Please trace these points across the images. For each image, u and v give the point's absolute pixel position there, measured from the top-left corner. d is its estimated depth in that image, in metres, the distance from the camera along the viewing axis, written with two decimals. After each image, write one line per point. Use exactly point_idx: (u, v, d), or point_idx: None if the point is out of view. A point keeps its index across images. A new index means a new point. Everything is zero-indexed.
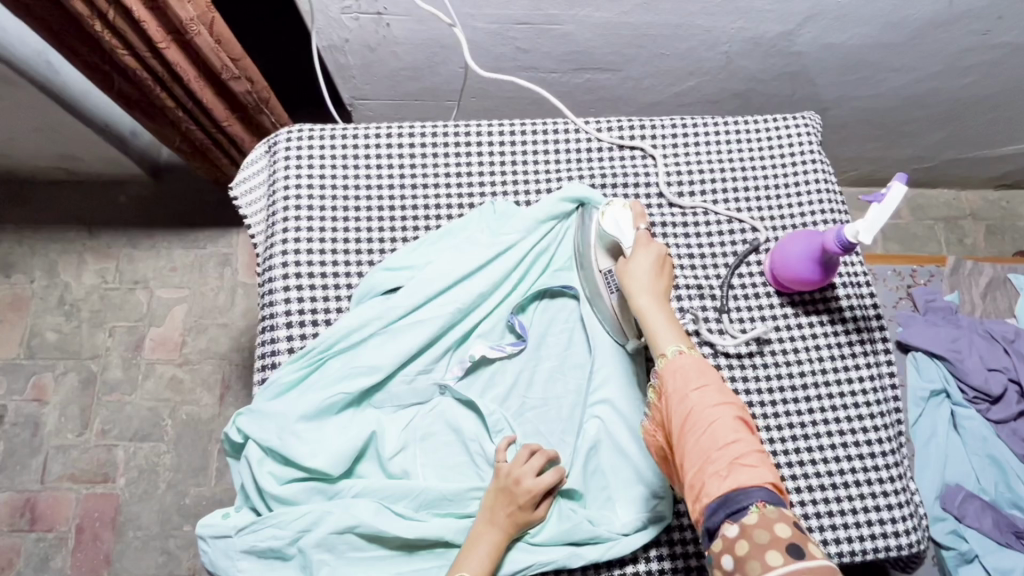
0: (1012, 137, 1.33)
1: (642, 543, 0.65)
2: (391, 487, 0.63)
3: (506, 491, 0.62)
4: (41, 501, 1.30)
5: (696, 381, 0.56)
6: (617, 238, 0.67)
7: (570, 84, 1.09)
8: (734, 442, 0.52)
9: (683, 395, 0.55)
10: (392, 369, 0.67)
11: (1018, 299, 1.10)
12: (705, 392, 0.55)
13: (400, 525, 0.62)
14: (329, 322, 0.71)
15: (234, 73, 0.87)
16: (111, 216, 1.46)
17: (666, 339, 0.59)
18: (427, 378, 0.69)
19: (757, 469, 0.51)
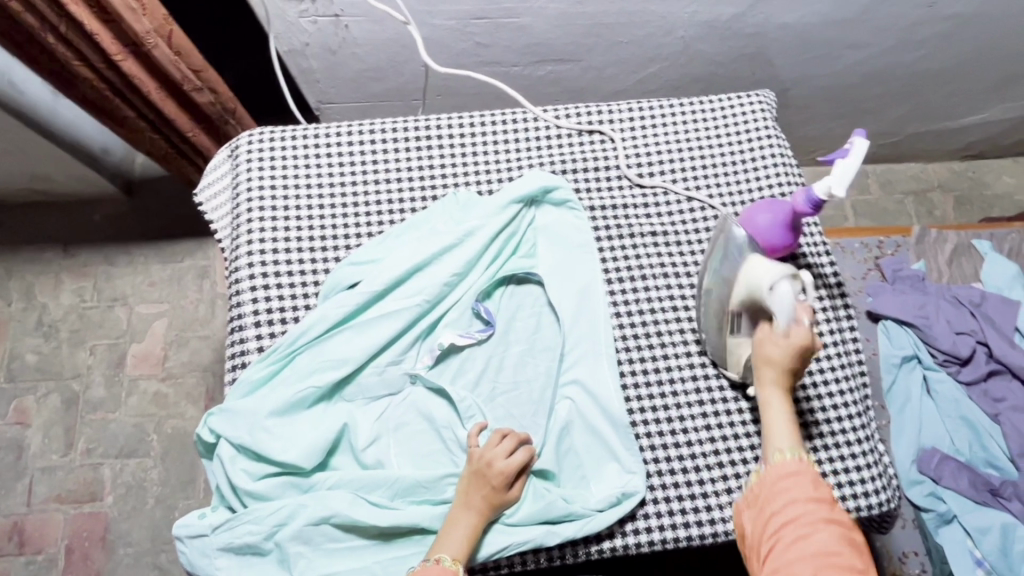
0: (972, 108, 1.35)
1: (617, 518, 0.66)
2: (366, 478, 0.64)
3: (484, 474, 0.62)
4: (29, 524, 1.30)
5: (799, 482, 0.56)
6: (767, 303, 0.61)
7: (534, 77, 1.10)
8: (835, 552, 0.50)
9: (783, 492, 0.56)
10: (362, 360, 0.68)
11: (983, 263, 1.13)
12: (799, 486, 0.56)
13: (376, 514, 0.62)
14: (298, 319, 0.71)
15: (197, 85, 0.88)
16: (86, 235, 1.46)
17: (781, 444, 0.59)
18: (397, 368, 0.70)
19: None
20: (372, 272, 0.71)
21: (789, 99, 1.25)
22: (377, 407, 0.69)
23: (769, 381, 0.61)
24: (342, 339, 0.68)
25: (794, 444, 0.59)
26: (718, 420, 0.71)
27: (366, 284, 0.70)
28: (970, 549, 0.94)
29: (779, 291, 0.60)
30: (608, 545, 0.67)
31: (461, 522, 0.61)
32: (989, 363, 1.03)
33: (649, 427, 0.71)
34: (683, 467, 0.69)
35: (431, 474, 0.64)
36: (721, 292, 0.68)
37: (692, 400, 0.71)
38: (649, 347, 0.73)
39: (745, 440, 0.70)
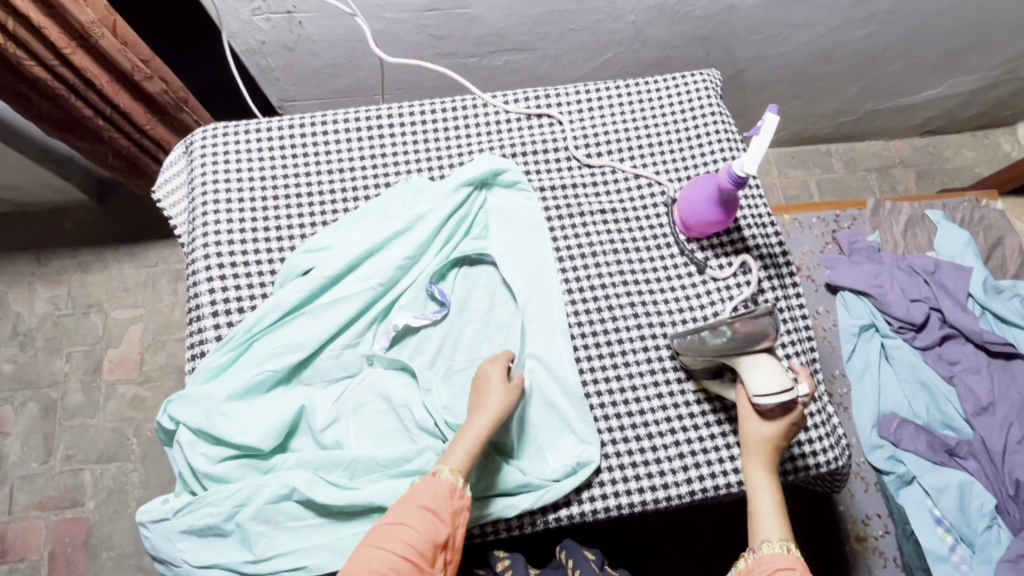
0: (925, 83, 1.38)
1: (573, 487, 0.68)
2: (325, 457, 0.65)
3: (496, 386, 0.65)
4: (11, 532, 1.30)
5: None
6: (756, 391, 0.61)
7: (491, 67, 1.12)
8: None
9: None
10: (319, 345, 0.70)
11: (936, 232, 1.16)
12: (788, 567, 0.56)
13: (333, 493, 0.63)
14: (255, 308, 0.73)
15: (148, 73, 0.91)
16: (58, 243, 1.46)
17: (769, 536, 0.59)
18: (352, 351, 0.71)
19: None
20: (325, 258, 0.72)
21: (745, 81, 1.28)
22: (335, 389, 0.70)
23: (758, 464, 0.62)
24: (299, 325, 0.70)
25: (782, 535, 0.59)
26: (668, 388, 0.73)
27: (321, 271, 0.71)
28: (929, 509, 0.96)
29: (768, 399, 0.60)
30: (565, 513, 0.69)
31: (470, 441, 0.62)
32: (943, 328, 1.06)
33: (601, 399, 0.73)
34: (636, 435, 0.71)
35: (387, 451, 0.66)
36: (710, 346, 0.63)
37: (643, 371, 0.74)
38: (600, 322, 0.75)
39: (694, 406, 0.72)
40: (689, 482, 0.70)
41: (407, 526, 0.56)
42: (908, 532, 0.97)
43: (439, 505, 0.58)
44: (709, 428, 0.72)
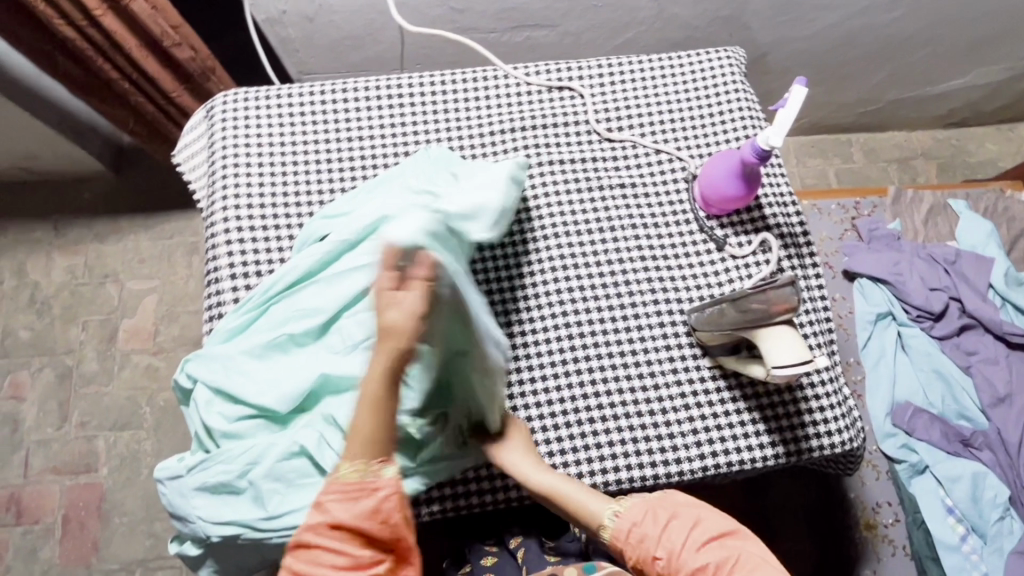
0: (952, 71, 1.36)
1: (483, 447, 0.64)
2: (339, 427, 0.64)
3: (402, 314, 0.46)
4: (26, 495, 1.32)
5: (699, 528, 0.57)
6: (773, 362, 0.60)
7: (511, 43, 1.11)
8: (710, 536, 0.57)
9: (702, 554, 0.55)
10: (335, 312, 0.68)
11: (958, 222, 1.14)
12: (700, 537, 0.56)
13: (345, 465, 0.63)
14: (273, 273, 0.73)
15: (176, 40, 0.92)
16: (76, 213, 1.48)
17: (597, 505, 0.62)
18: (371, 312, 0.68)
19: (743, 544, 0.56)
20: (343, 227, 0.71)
21: (767, 66, 1.26)
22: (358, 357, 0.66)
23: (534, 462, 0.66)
24: (314, 293, 0.69)
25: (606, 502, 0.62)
26: (684, 364, 0.73)
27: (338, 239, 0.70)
28: (941, 498, 0.95)
29: (784, 370, 0.59)
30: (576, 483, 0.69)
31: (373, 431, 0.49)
32: (961, 318, 1.05)
33: (616, 372, 0.72)
34: (650, 409, 0.71)
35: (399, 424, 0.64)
36: (727, 319, 0.63)
37: (659, 346, 0.73)
38: (617, 296, 0.75)
39: (709, 383, 0.72)
40: (701, 458, 0.70)
41: (321, 549, 0.48)
42: (918, 520, 0.96)
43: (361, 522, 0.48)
44: (723, 405, 0.71)
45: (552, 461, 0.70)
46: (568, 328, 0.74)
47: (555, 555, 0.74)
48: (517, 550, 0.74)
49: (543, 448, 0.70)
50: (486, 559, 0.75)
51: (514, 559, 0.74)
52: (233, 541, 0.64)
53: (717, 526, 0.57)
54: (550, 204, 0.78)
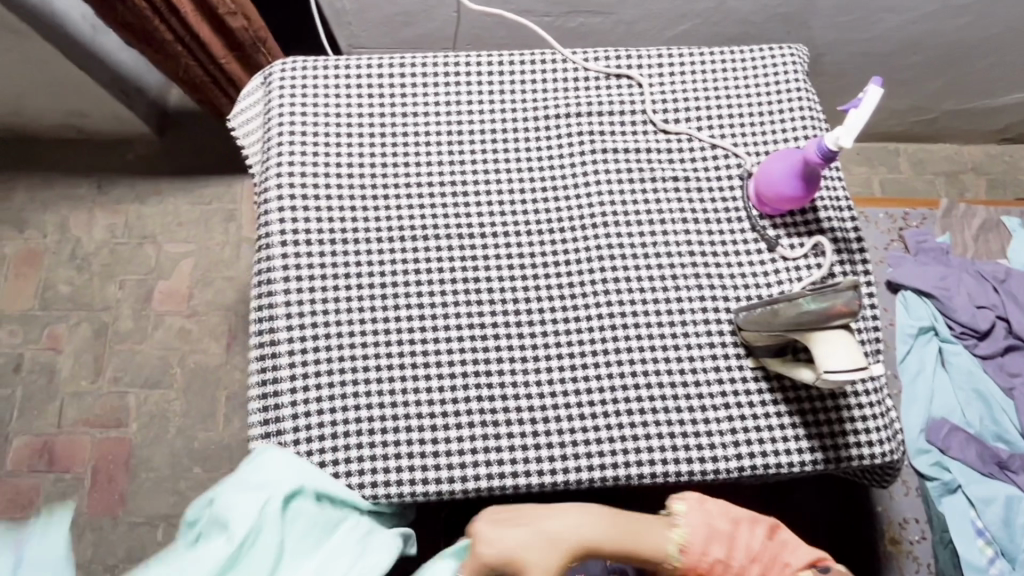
0: (1013, 84, 1.31)
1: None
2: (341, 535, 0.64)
3: None
4: (58, 444, 1.36)
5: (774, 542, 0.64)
6: (827, 367, 0.58)
7: (564, 28, 1.09)
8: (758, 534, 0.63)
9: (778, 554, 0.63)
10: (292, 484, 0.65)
11: (1010, 240, 1.11)
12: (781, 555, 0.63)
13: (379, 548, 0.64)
14: (323, 242, 0.74)
15: (230, 8, 0.94)
16: (119, 172, 1.50)
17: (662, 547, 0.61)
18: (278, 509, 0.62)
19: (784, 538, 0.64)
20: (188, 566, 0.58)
21: (822, 66, 1.23)
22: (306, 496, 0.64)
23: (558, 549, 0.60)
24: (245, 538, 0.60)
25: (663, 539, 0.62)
26: (726, 362, 0.72)
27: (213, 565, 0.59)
28: (972, 519, 0.94)
29: (838, 375, 0.58)
30: (609, 473, 0.69)
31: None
32: (1007, 338, 1.02)
33: (658, 367, 0.72)
34: (689, 406, 0.70)
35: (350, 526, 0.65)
36: (781, 320, 0.62)
37: (702, 343, 0.72)
38: (663, 291, 0.74)
39: (751, 383, 0.71)
40: (737, 458, 0.69)
41: None
42: (945, 540, 0.95)
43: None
44: (764, 406, 0.71)
45: (586, 449, 0.69)
46: (612, 318, 0.73)
47: None
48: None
49: (579, 437, 0.70)
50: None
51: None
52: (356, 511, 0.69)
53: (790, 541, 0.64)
54: (601, 193, 0.77)
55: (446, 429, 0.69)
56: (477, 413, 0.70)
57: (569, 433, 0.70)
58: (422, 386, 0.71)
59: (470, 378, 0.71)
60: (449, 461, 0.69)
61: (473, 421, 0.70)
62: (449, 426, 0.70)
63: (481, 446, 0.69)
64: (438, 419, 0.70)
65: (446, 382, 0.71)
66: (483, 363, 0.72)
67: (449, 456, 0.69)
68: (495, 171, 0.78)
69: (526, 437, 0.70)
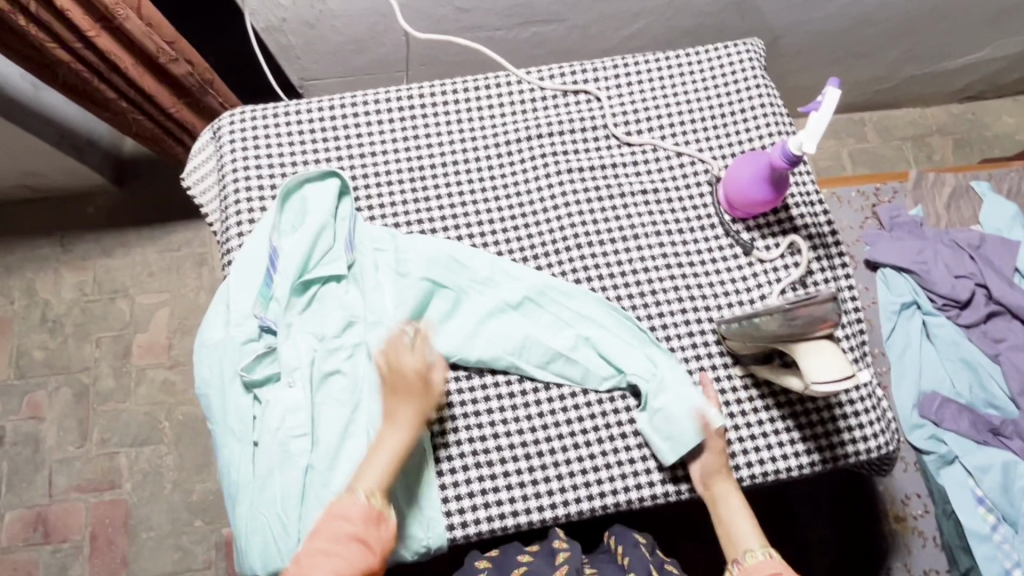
0: (970, 45, 1.32)
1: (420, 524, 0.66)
2: (551, 316, 0.71)
3: None
4: (52, 513, 1.33)
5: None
6: (814, 377, 0.58)
7: (518, 40, 1.07)
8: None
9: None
10: (466, 338, 0.70)
11: (981, 205, 1.12)
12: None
13: (595, 361, 0.70)
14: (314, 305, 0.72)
15: (172, 56, 0.89)
16: (81, 229, 1.46)
17: (750, 543, 0.64)
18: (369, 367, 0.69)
19: None
20: (230, 324, 0.69)
21: (780, 48, 1.22)
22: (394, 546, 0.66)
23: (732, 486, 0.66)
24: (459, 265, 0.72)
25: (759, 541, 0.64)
26: (715, 373, 0.71)
27: (227, 361, 0.67)
28: (971, 488, 0.95)
29: (826, 385, 0.58)
30: (610, 500, 0.68)
31: (419, 394, 0.63)
32: (988, 305, 1.03)
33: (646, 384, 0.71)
34: None
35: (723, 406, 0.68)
36: (763, 332, 0.62)
37: (689, 356, 0.71)
38: (645, 307, 0.73)
39: (742, 392, 0.71)
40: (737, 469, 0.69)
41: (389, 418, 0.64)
42: (948, 511, 0.96)
43: (362, 528, 0.58)
44: (757, 414, 0.70)
45: (584, 476, 0.69)
46: None
47: (592, 568, 0.75)
48: (560, 552, 0.72)
49: (576, 468, 0.69)
50: (524, 555, 0.73)
51: (553, 558, 0.72)
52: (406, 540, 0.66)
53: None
54: (571, 214, 0.76)
55: (441, 473, 0.68)
56: (472, 455, 0.69)
57: (564, 464, 0.69)
58: None
59: (461, 421, 0.69)
60: (448, 506, 0.67)
61: (468, 465, 0.68)
62: (445, 471, 0.68)
63: (477, 488, 0.68)
64: (433, 466, 0.68)
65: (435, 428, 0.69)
66: (471, 403, 0.70)
67: (447, 501, 0.68)
68: (463, 203, 0.76)
69: (523, 473, 0.69)
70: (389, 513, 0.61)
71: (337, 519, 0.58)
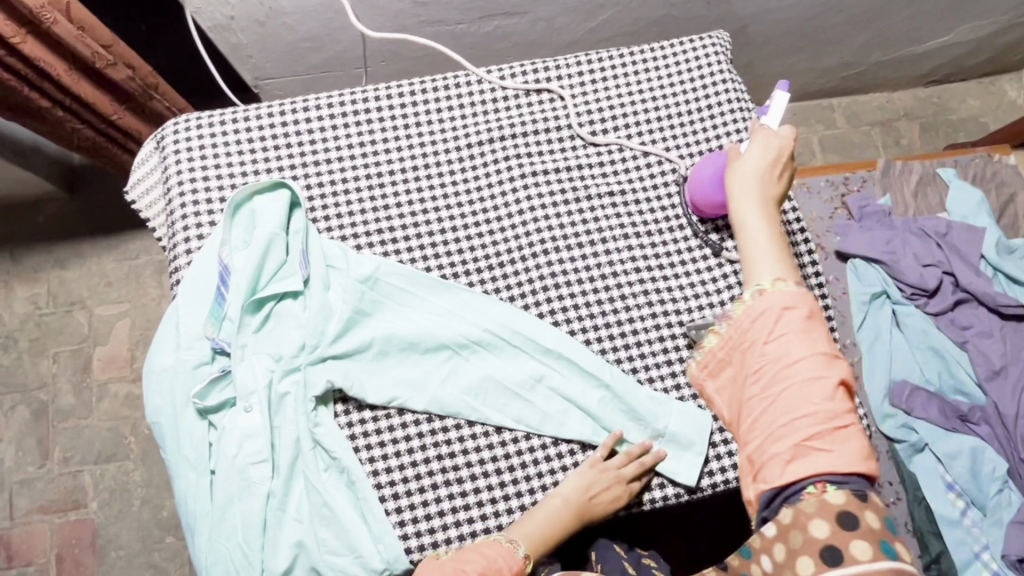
0: (935, 30, 1.32)
1: (383, 557, 0.63)
2: (517, 341, 0.68)
3: None
4: (15, 537, 1.28)
5: (789, 317, 0.51)
6: None
7: (480, 34, 1.03)
8: (806, 426, 0.48)
9: (760, 320, 0.52)
10: (428, 358, 0.68)
11: (947, 192, 1.12)
12: (816, 423, 0.48)
13: (562, 393, 0.68)
14: (262, 327, 0.67)
15: (110, 60, 0.84)
16: (31, 239, 1.39)
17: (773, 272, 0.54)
18: (327, 411, 0.66)
19: (830, 454, 0.48)
20: (180, 348, 0.65)
21: (748, 37, 1.20)
22: (352, 572, 0.62)
23: (752, 208, 0.58)
24: (413, 296, 0.69)
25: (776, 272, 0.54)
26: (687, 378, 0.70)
27: (179, 387, 0.64)
28: (941, 475, 0.97)
29: None
30: None
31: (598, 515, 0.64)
32: (955, 293, 1.04)
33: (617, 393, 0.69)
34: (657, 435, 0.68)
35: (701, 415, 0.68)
36: None
37: (660, 363, 0.70)
38: (614, 313, 0.71)
39: None
40: (711, 475, 0.68)
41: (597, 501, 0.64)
42: (919, 497, 0.97)
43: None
44: None
45: None
46: None
47: None
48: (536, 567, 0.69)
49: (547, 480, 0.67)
50: None
51: None
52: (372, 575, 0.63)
53: (841, 378, 0.50)
54: (536, 219, 0.73)
55: (397, 498, 0.65)
56: (430, 476, 0.66)
57: (537, 478, 0.66)
58: (365, 456, 0.66)
59: (419, 440, 0.66)
60: (405, 530, 0.64)
61: (425, 485, 0.66)
62: (401, 495, 0.65)
63: (435, 511, 0.65)
64: (379, 494, 0.65)
65: (389, 447, 0.66)
66: (429, 420, 0.67)
67: (403, 525, 0.64)
68: (423, 211, 0.73)
69: (494, 490, 0.66)
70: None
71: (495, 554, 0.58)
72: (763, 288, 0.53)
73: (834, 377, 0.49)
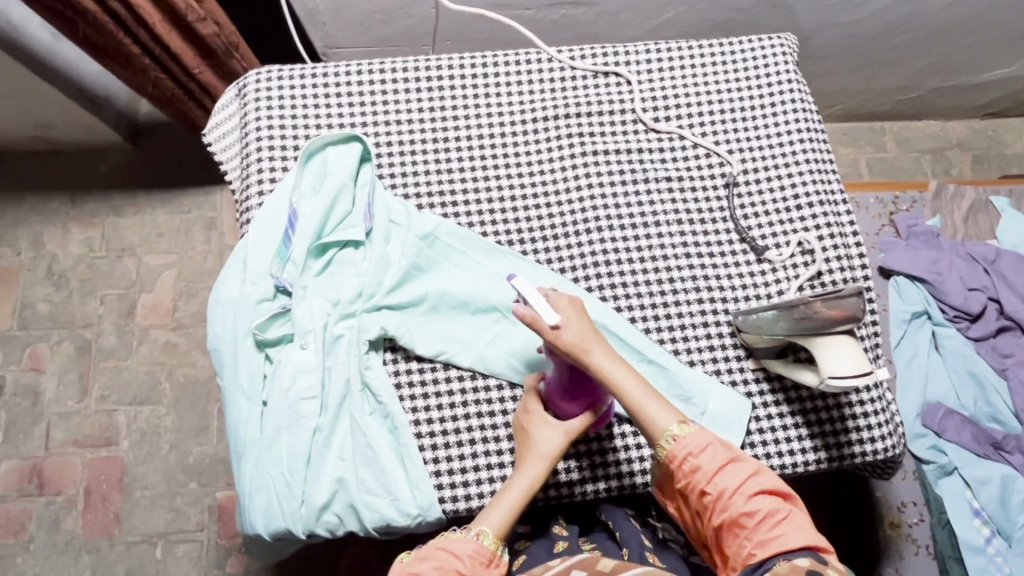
0: (998, 61, 1.31)
1: (420, 503, 0.65)
2: None
3: None
4: (49, 466, 1.31)
5: (714, 451, 0.59)
6: (831, 371, 0.61)
7: (547, 21, 1.05)
8: (760, 519, 0.56)
9: (694, 461, 0.59)
10: (476, 317, 0.70)
11: (999, 220, 1.11)
12: (767, 519, 0.56)
13: None
14: (322, 271, 0.70)
15: (200, 14, 0.89)
16: (91, 184, 1.44)
17: (667, 424, 0.60)
18: (377, 356, 0.69)
19: (786, 535, 0.55)
20: (245, 282, 0.68)
21: (809, 49, 1.21)
22: (388, 514, 0.64)
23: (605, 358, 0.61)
24: (467, 258, 0.72)
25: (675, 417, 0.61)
26: (727, 365, 0.71)
27: (241, 318, 0.67)
28: (968, 500, 0.95)
29: (837, 379, 0.61)
30: (612, 482, 0.69)
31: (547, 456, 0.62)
32: (999, 319, 1.03)
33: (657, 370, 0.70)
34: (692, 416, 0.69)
35: (740, 400, 0.69)
36: (779, 327, 0.63)
37: (701, 348, 0.71)
38: (660, 294, 0.72)
39: (755, 386, 0.70)
40: None
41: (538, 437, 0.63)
42: (943, 521, 0.96)
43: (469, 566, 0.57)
44: (766, 409, 0.70)
45: (589, 460, 0.69)
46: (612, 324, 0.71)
47: (590, 543, 0.72)
48: (559, 539, 0.73)
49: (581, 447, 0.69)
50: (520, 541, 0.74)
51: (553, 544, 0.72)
52: (407, 519, 0.65)
53: (772, 482, 0.58)
54: (592, 196, 0.75)
55: (435, 448, 0.67)
56: (468, 431, 0.68)
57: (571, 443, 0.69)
58: (408, 405, 0.68)
59: (461, 396, 0.68)
60: (439, 480, 0.66)
61: (463, 439, 0.67)
62: (439, 446, 0.67)
63: (471, 466, 0.67)
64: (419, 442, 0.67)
65: (431, 399, 0.68)
66: (472, 378, 0.69)
67: (438, 475, 0.66)
68: (485, 177, 0.75)
69: None
70: (500, 556, 0.59)
71: (442, 551, 0.57)
72: (675, 434, 0.60)
73: (765, 484, 0.58)
